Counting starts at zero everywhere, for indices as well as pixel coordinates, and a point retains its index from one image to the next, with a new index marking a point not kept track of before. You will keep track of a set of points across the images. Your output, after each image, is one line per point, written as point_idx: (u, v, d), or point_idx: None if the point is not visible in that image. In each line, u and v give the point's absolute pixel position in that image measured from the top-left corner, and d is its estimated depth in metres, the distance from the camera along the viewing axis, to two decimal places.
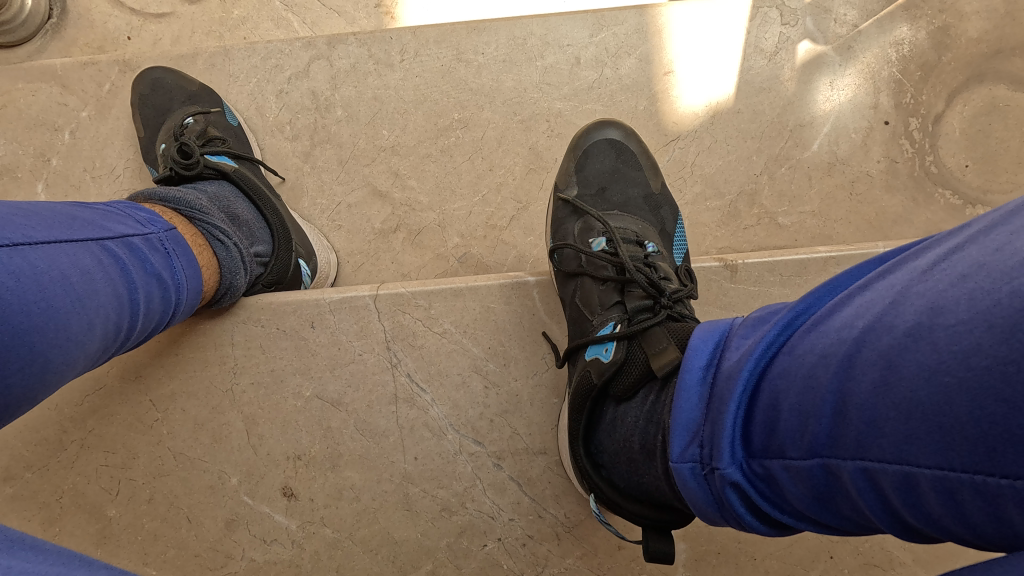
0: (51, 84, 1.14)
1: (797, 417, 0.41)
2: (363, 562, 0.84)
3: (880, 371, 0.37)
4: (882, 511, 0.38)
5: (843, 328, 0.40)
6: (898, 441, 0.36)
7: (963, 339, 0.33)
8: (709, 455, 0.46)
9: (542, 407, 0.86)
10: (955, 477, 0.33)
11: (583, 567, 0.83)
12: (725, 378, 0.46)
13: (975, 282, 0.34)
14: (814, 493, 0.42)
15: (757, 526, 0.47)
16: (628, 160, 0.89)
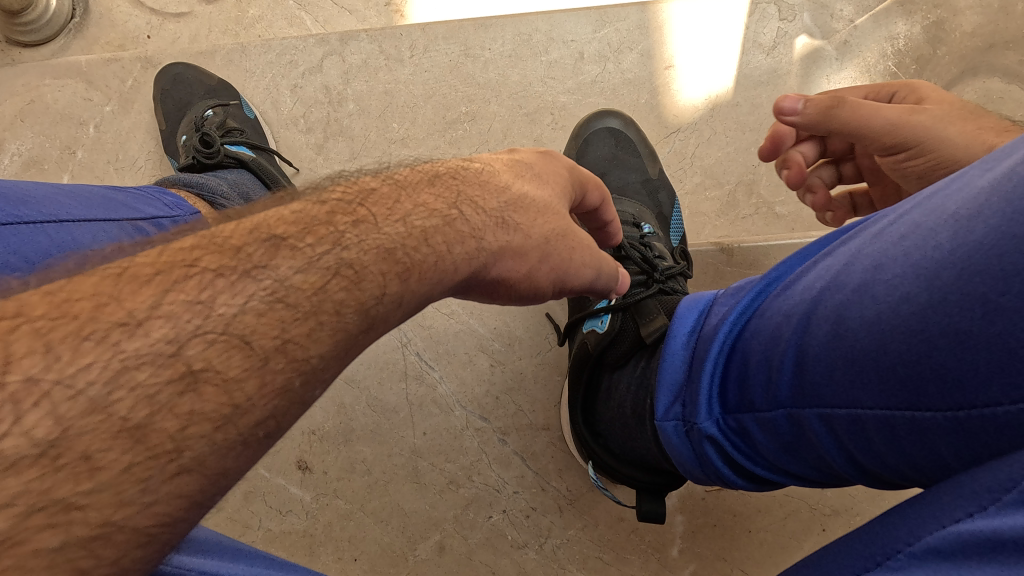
0: (77, 80, 1.19)
1: (763, 372, 0.47)
2: (374, 533, 0.87)
3: (829, 325, 0.42)
4: (839, 454, 0.42)
5: (803, 290, 0.45)
6: (844, 386, 0.41)
7: (895, 290, 0.38)
8: (690, 412, 0.52)
9: (544, 385, 0.90)
10: (892, 416, 0.38)
11: (585, 538, 0.87)
12: (705, 341, 0.52)
13: (909, 241, 0.39)
14: (781, 442, 0.47)
15: (736, 479, 0.52)
16: (626, 146, 0.93)
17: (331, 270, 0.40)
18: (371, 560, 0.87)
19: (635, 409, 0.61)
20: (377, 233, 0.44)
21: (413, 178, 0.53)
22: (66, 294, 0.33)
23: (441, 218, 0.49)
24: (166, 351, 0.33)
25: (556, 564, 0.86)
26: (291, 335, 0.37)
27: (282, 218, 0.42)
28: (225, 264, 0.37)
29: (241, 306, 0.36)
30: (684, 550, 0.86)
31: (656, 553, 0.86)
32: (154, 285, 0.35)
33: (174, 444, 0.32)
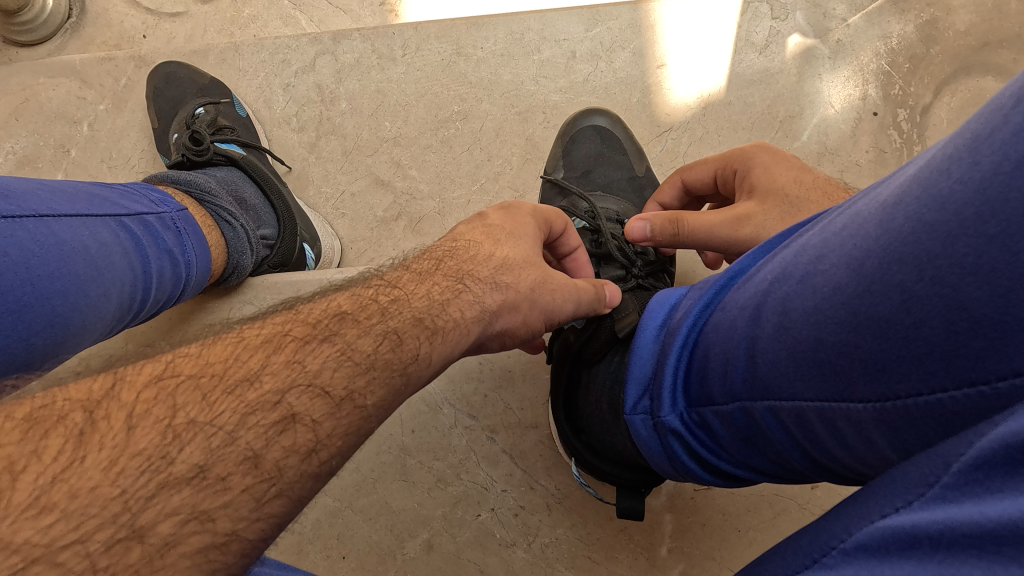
0: (71, 79, 1.20)
1: (719, 365, 0.47)
2: (362, 531, 0.87)
3: (776, 318, 0.42)
4: (793, 449, 0.42)
5: (758, 283, 0.45)
6: (788, 379, 0.40)
7: (831, 281, 0.38)
8: (654, 406, 0.52)
9: (533, 383, 0.91)
10: (830, 407, 0.38)
11: (573, 537, 0.86)
12: (670, 335, 0.52)
13: (852, 229, 0.39)
14: (739, 436, 0.47)
15: (705, 474, 0.52)
16: (613, 144, 0.93)
17: (348, 380, 0.45)
18: (360, 558, 0.86)
19: (610, 405, 0.62)
20: (387, 333, 0.49)
21: (414, 267, 0.58)
22: (129, 419, 0.38)
23: (437, 305, 0.53)
24: (216, 472, 0.38)
25: (544, 563, 0.86)
26: (317, 445, 0.42)
27: (307, 324, 0.48)
28: (262, 379, 0.43)
29: (274, 422, 0.41)
30: (673, 549, 0.86)
31: (645, 553, 0.86)
32: (200, 410, 0.40)
33: (225, 559, 0.37)
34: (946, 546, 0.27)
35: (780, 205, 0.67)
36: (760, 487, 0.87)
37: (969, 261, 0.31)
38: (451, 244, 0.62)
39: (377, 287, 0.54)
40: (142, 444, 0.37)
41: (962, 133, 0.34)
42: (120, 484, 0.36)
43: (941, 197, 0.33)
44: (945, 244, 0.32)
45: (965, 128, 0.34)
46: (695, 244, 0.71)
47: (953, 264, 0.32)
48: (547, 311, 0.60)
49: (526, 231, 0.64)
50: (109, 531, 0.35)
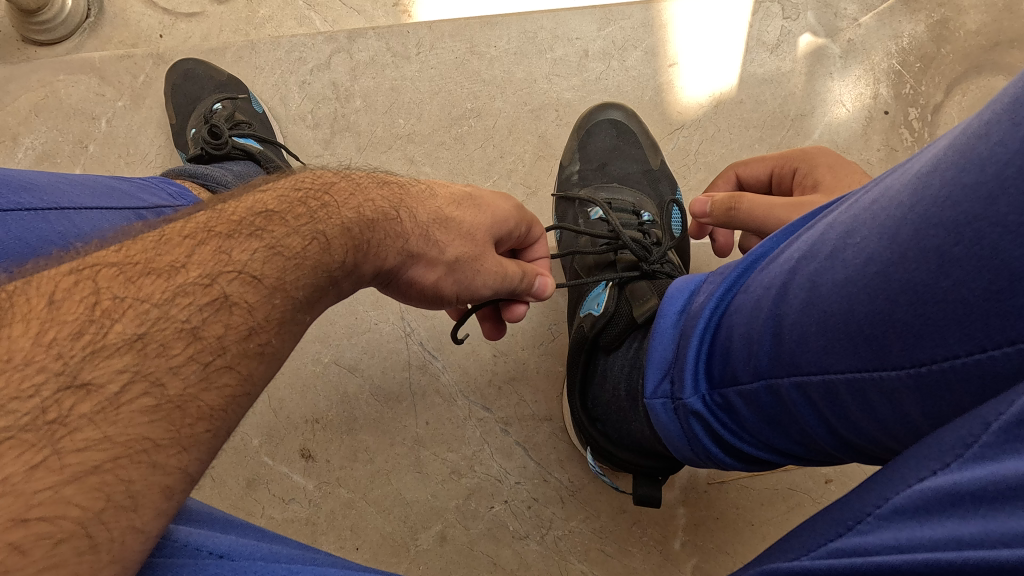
0: (90, 76, 1.21)
1: (744, 344, 0.47)
2: (376, 522, 0.87)
3: (803, 294, 0.42)
4: (819, 426, 0.43)
5: (785, 261, 0.45)
6: (818, 353, 0.41)
7: (863, 253, 0.39)
8: (676, 388, 0.53)
9: (547, 375, 0.91)
10: (861, 377, 0.39)
11: (587, 530, 0.86)
12: (692, 318, 0.53)
13: (879, 203, 0.39)
14: (764, 415, 0.47)
15: (725, 458, 0.53)
16: (628, 138, 0.95)
17: (279, 271, 0.49)
18: (372, 550, 0.87)
19: (628, 392, 0.63)
20: (316, 233, 0.52)
21: (349, 178, 0.61)
22: (53, 297, 0.41)
23: (366, 220, 0.57)
24: (155, 340, 0.41)
25: (558, 556, 0.86)
26: (254, 327, 0.45)
27: (235, 222, 0.50)
28: (189, 267, 0.45)
29: (208, 303, 0.44)
30: (686, 542, 0.86)
31: (658, 546, 0.86)
32: (132, 291, 0.43)
33: (182, 420, 0.40)
34: (989, 500, 0.29)
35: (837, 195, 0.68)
36: (774, 481, 0.87)
37: (1012, 219, 0.32)
38: (404, 179, 0.65)
39: (311, 189, 0.57)
40: (71, 317, 0.40)
41: (998, 100, 0.35)
42: (56, 348, 0.38)
43: (982, 159, 0.34)
44: (985, 205, 0.33)
45: (1001, 95, 0.35)
46: (751, 226, 0.70)
47: (993, 225, 0.33)
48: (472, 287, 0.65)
49: (497, 209, 0.66)
50: (53, 385, 0.37)
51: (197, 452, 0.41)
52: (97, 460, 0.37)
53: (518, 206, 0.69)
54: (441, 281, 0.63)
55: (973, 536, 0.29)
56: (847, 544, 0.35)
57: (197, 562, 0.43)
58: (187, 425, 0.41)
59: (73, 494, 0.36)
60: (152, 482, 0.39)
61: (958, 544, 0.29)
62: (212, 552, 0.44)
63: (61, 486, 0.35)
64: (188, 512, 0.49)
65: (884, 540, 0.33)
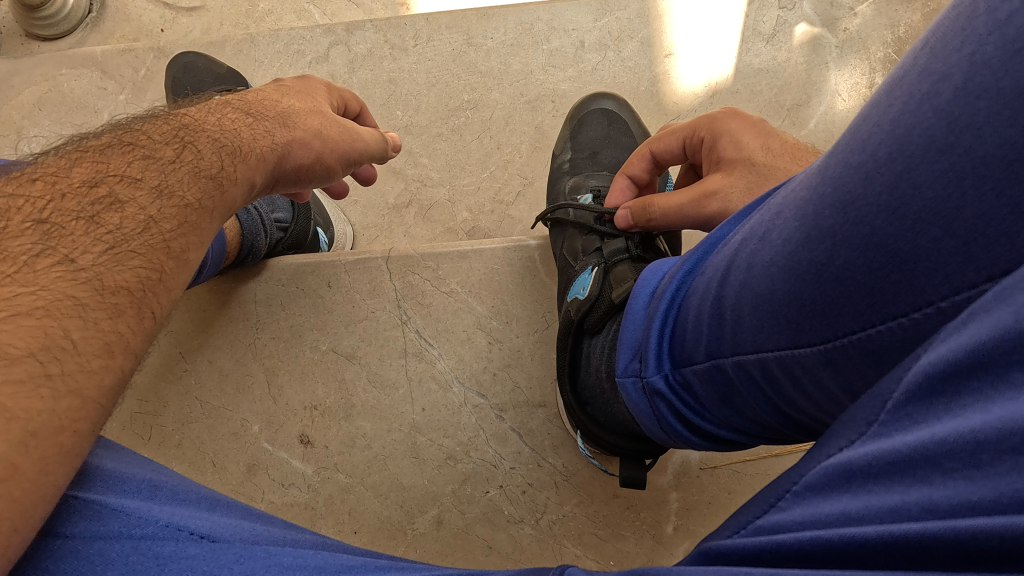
0: (93, 70, 1.22)
1: (696, 324, 0.48)
2: (374, 506, 0.89)
3: (741, 274, 0.43)
4: (764, 403, 0.44)
5: (729, 244, 0.47)
6: (753, 333, 0.42)
7: (782, 233, 0.40)
8: (641, 368, 0.54)
9: (541, 362, 0.92)
10: (786, 355, 0.40)
11: (580, 514, 0.88)
12: (655, 299, 0.54)
13: (799, 184, 0.41)
14: (716, 393, 0.48)
15: (692, 437, 0.53)
16: (619, 127, 0.96)
17: (166, 171, 0.54)
18: (370, 534, 0.88)
19: (609, 375, 0.64)
20: (190, 144, 0.59)
21: (203, 109, 0.66)
22: None
23: (223, 124, 0.63)
24: (53, 224, 0.46)
25: (551, 539, 0.87)
26: (152, 220, 0.50)
27: (130, 148, 0.55)
28: (72, 175, 0.51)
29: (93, 199, 0.50)
30: (678, 527, 0.87)
31: (651, 531, 0.87)
32: (26, 191, 0.48)
33: (103, 290, 0.44)
34: (874, 476, 0.30)
35: (745, 174, 0.67)
36: (765, 467, 0.88)
37: (886, 198, 0.34)
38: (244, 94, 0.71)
39: (185, 117, 0.63)
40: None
41: (890, 82, 0.37)
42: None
43: (863, 142, 0.36)
44: (864, 183, 0.35)
45: (888, 81, 0.37)
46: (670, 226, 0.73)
47: (872, 205, 0.34)
48: (342, 163, 0.73)
49: (313, 91, 0.75)
50: None
51: (127, 322, 0.45)
52: (25, 309, 0.40)
53: (327, 85, 0.78)
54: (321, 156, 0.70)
55: (857, 511, 0.30)
56: (768, 520, 0.36)
57: (177, 542, 0.43)
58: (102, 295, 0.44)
59: (15, 333, 0.39)
60: (90, 334, 0.42)
61: (845, 520, 0.31)
62: (193, 532, 0.44)
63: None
64: (176, 491, 0.48)
65: (794, 516, 0.34)
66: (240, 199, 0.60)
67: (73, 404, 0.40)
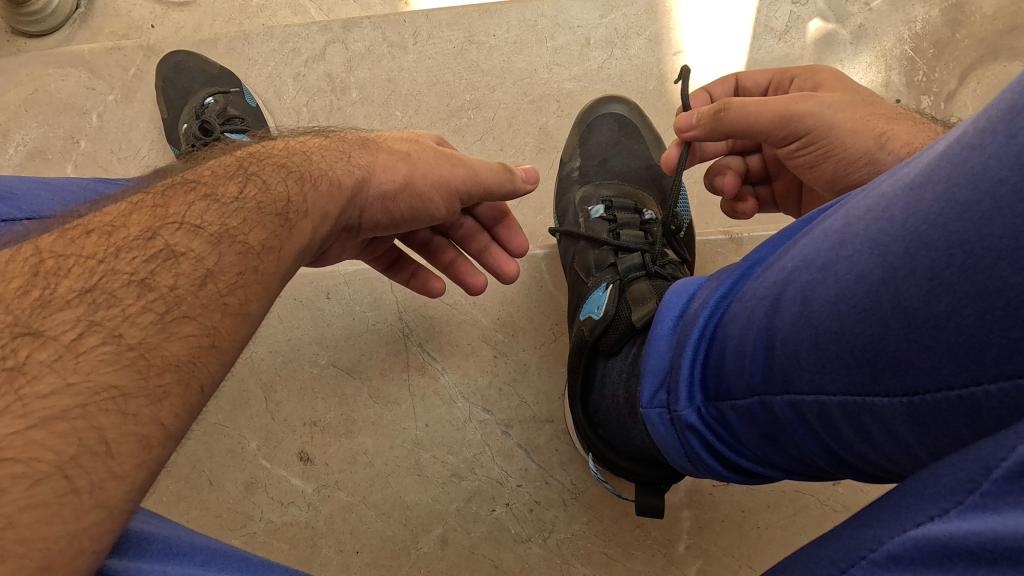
0: (80, 69, 1.17)
1: (737, 357, 0.45)
2: (376, 525, 0.86)
3: (795, 307, 0.40)
4: (815, 445, 0.41)
5: (778, 270, 0.43)
6: (811, 373, 0.38)
7: (854, 268, 0.36)
8: (671, 399, 0.51)
9: (549, 375, 0.89)
10: (853, 401, 0.36)
11: (590, 533, 0.85)
12: (686, 325, 0.51)
13: (872, 211, 0.37)
14: (759, 431, 0.45)
15: (723, 471, 0.51)
16: (630, 132, 0.92)
17: (222, 219, 0.53)
18: (373, 554, 0.86)
19: (628, 399, 0.61)
20: (249, 181, 0.58)
21: (287, 146, 0.66)
22: (38, 268, 0.46)
23: (294, 163, 0.62)
24: (103, 291, 0.45)
25: (560, 559, 0.84)
26: (207, 274, 0.49)
27: (185, 195, 0.54)
28: (136, 225, 0.50)
29: (152, 252, 0.49)
30: (691, 545, 0.84)
31: (663, 549, 0.84)
32: (77, 249, 0.47)
33: (148, 370, 0.43)
34: (988, 561, 0.28)
35: (847, 97, 0.73)
36: (780, 483, 0.85)
37: (1006, 243, 0.30)
38: (342, 134, 0.72)
39: (253, 156, 0.63)
40: (30, 294, 0.44)
41: (1007, 101, 0.32)
42: (14, 314, 0.43)
43: (975, 175, 0.31)
44: (980, 227, 0.31)
45: (996, 102, 0.33)
46: (748, 123, 0.73)
47: (987, 249, 0.30)
48: (437, 200, 0.69)
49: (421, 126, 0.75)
50: (10, 333, 0.42)
51: (173, 403, 0.43)
52: (63, 406, 0.39)
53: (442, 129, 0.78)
54: (408, 181, 0.67)
55: None
56: None
57: None
58: (155, 371, 0.43)
59: (44, 439, 0.38)
60: (125, 431, 0.41)
61: None
62: None
63: (27, 431, 0.38)
64: (176, 546, 0.46)
65: None
66: (310, 234, 0.58)
67: (100, 518, 0.39)
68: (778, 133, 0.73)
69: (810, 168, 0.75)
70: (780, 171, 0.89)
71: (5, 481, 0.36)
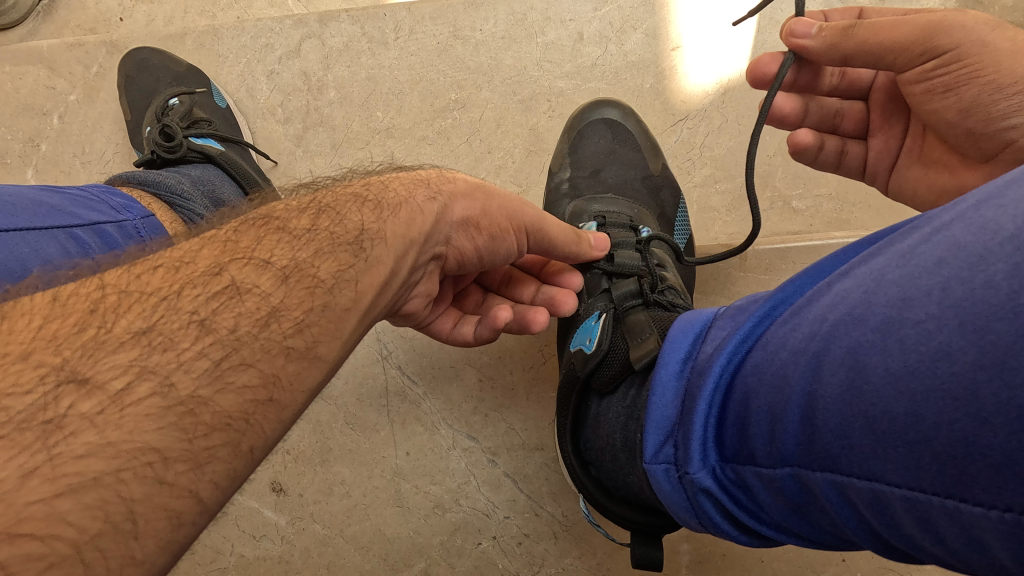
0: (38, 67, 1.09)
1: (765, 420, 0.39)
2: (354, 560, 0.81)
3: (844, 372, 0.34)
4: (859, 528, 0.35)
5: (814, 321, 0.38)
6: (864, 454, 0.33)
7: (933, 340, 0.31)
8: (681, 457, 0.45)
9: (537, 401, 0.83)
10: (924, 499, 0.31)
11: (581, 568, 0.80)
12: (698, 374, 0.45)
13: (949, 270, 0.32)
14: (786, 503, 0.39)
15: (739, 536, 0.45)
16: (625, 140, 0.88)
17: (291, 254, 0.47)
18: None
19: (625, 442, 0.55)
20: (322, 213, 0.52)
21: (372, 178, 0.60)
22: (89, 306, 0.39)
23: (371, 193, 0.56)
24: (161, 332, 0.38)
25: None
26: (270, 315, 0.42)
27: (255, 228, 0.48)
28: (199, 260, 0.44)
29: (217, 288, 0.42)
30: None
31: None
32: (140, 284, 0.41)
33: (195, 429, 0.36)
34: None
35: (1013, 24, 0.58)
36: None
37: None
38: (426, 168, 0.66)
39: (331, 189, 0.57)
40: (78, 331, 0.37)
41: None
42: (62, 354, 0.36)
43: None
44: None
45: None
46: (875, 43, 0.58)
47: None
48: (525, 225, 0.61)
49: None
50: (54, 380, 0.35)
51: (218, 467, 0.36)
52: (96, 471, 0.32)
53: None
54: (484, 210, 0.59)
55: None
56: None
57: None
58: (208, 432, 0.36)
59: (69, 511, 0.31)
60: (158, 504, 0.33)
61: None
62: None
63: (52, 500, 0.30)
64: None
65: None
66: (387, 268, 0.51)
67: None
68: (913, 51, 0.58)
69: (943, 94, 0.59)
70: (887, 125, 0.69)
71: (17, 563, 0.28)
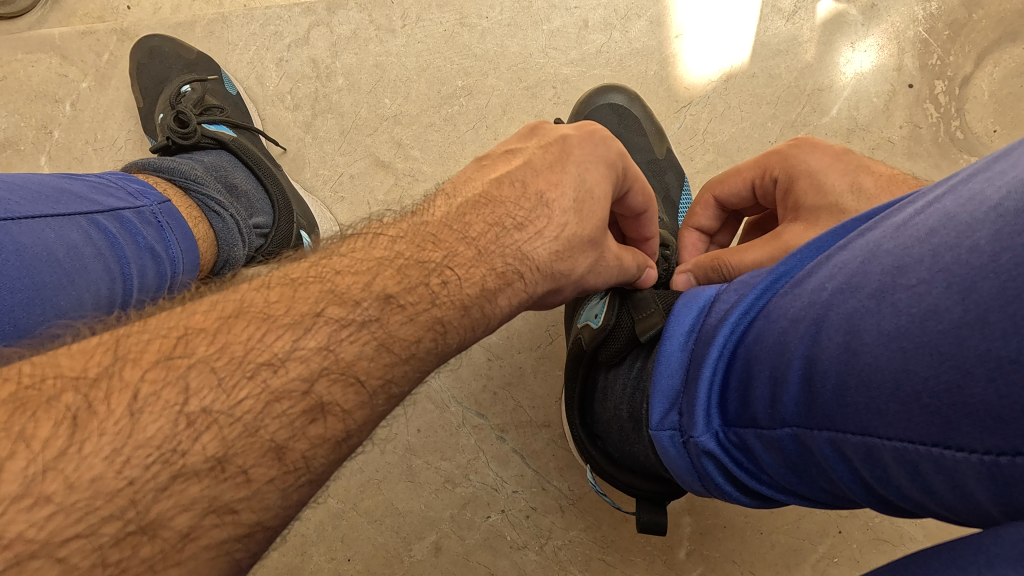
0: (50, 54, 1.11)
1: (767, 385, 0.41)
2: (368, 533, 0.83)
3: (841, 337, 0.37)
4: (854, 483, 0.37)
5: (814, 291, 0.40)
6: (858, 412, 0.35)
7: (922, 303, 0.34)
8: (687, 422, 0.47)
9: (544, 379, 0.86)
10: (913, 449, 0.33)
11: (587, 539, 0.82)
12: (703, 344, 0.47)
13: (939, 238, 0.34)
14: (786, 462, 0.42)
15: (741, 497, 0.48)
16: (630, 125, 0.90)
17: (385, 372, 0.42)
18: (365, 561, 0.83)
19: (631, 413, 0.57)
20: (431, 321, 0.45)
21: (477, 235, 0.50)
22: (132, 403, 0.34)
23: (479, 291, 0.48)
24: (238, 465, 0.35)
25: (557, 566, 0.82)
26: (346, 435, 0.40)
27: (345, 300, 0.42)
28: (290, 364, 0.38)
29: (303, 411, 0.38)
30: (691, 552, 0.82)
31: (662, 556, 0.82)
32: (218, 399, 0.36)
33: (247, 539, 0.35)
34: None
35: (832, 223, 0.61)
36: None
37: None
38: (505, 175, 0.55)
39: (423, 237, 0.50)
40: (153, 433, 0.34)
41: None
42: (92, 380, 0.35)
43: None
44: None
45: None
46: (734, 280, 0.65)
47: None
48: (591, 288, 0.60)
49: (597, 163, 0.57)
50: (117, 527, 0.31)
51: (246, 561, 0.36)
52: None
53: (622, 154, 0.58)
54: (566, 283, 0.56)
55: None
56: None
57: None
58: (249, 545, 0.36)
59: None
60: None
61: None
62: None
63: None
64: None
65: None
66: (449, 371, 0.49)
67: None
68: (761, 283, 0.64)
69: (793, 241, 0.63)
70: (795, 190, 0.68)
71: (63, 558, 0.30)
